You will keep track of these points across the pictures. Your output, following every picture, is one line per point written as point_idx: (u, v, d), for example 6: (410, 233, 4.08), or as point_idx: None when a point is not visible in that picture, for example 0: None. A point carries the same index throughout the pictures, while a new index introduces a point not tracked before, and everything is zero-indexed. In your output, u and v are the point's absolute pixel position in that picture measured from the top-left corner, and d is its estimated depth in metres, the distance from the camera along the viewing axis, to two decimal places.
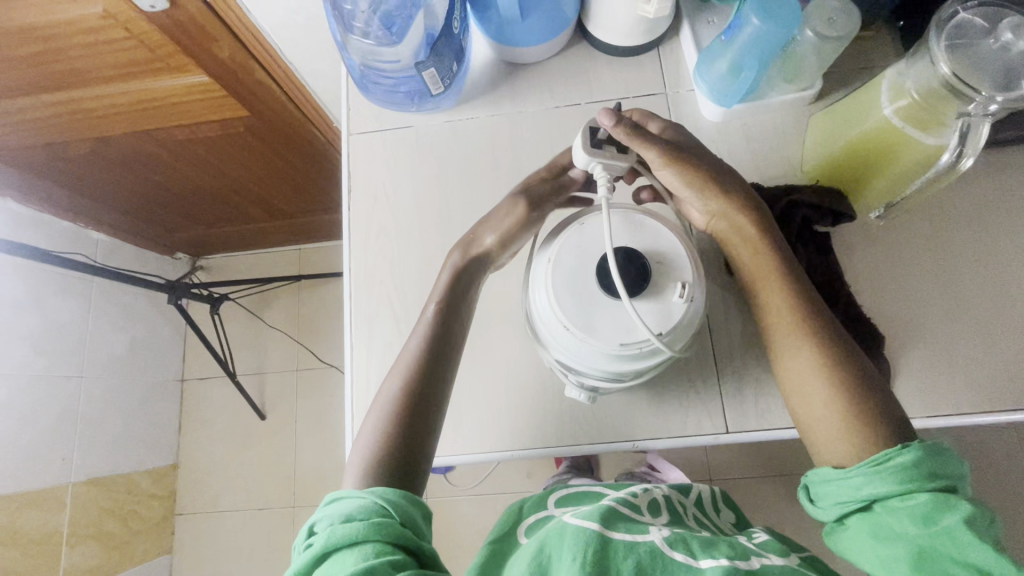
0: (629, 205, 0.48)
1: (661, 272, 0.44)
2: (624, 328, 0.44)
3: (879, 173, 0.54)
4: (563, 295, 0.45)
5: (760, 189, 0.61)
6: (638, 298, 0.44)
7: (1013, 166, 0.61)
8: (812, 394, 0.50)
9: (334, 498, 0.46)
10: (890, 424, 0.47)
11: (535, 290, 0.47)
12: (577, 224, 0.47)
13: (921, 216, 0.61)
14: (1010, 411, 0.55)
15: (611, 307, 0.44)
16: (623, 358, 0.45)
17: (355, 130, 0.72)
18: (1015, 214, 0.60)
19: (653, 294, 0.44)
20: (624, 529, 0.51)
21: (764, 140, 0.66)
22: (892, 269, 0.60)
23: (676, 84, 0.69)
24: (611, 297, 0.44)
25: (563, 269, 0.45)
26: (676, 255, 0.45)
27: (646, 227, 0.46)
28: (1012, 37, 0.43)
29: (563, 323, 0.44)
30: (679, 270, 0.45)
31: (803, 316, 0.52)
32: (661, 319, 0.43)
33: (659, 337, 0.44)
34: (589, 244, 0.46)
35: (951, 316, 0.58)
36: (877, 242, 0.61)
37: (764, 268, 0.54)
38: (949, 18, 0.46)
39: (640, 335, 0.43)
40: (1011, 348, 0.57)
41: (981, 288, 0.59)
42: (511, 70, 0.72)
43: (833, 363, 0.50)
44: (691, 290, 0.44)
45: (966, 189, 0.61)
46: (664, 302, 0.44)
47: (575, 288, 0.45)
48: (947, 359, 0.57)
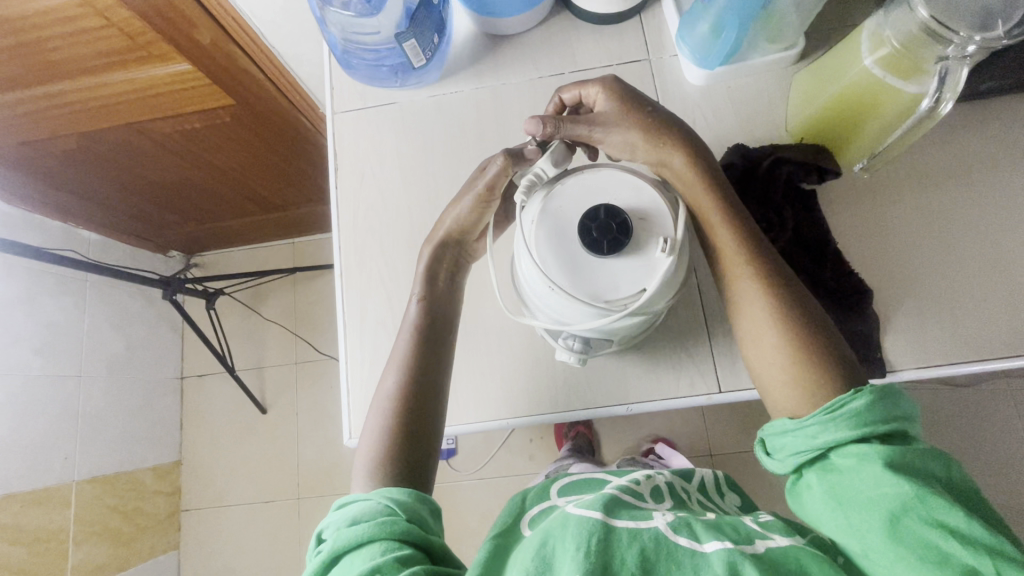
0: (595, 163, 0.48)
1: (643, 227, 0.45)
2: (609, 284, 0.44)
3: (863, 124, 0.55)
4: (543, 252, 0.45)
5: (745, 149, 0.61)
6: (621, 253, 0.44)
7: (995, 115, 0.62)
8: (777, 376, 0.50)
9: (344, 502, 0.48)
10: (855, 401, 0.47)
11: (521, 254, 0.47)
12: (557, 183, 0.47)
13: (906, 171, 0.61)
14: (996, 359, 0.56)
15: (595, 266, 0.44)
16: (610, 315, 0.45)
17: (339, 109, 0.72)
18: (1000, 165, 0.60)
19: (636, 249, 0.44)
20: (628, 516, 0.50)
21: (748, 102, 0.66)
22: (879, 224, 0.61)
23: (660, 50, 0.69)
24: (594, 257, 0.44)
25: (544, 228, 0.45)
26: (658, 209, 0.45)
27: (628, 183, 0.46)
28: None
29: (546, 281, 0.45)
30: (662, 225, 0.45)
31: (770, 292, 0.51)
32: (648, 273, 0.43)
33: (644, 293, 0.44)
34: (569, 201, 0.46)
35: (938, 268, 0.59)
36: (862, 197, 0.61)
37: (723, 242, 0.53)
38: None
39: (624, 292, 0.44)
40: (1000, 299, 0.57)
41: (967, 239, 0.59)
42: (493, 42, 0.71)
43: (799, 345, 0.49)
44: (675, 245, 0.44)
45: (951, 141, 0.62)
46: (648, 257, 0.44)
47: (558, 246, 0.45)
48: (939, 310, 0.58)
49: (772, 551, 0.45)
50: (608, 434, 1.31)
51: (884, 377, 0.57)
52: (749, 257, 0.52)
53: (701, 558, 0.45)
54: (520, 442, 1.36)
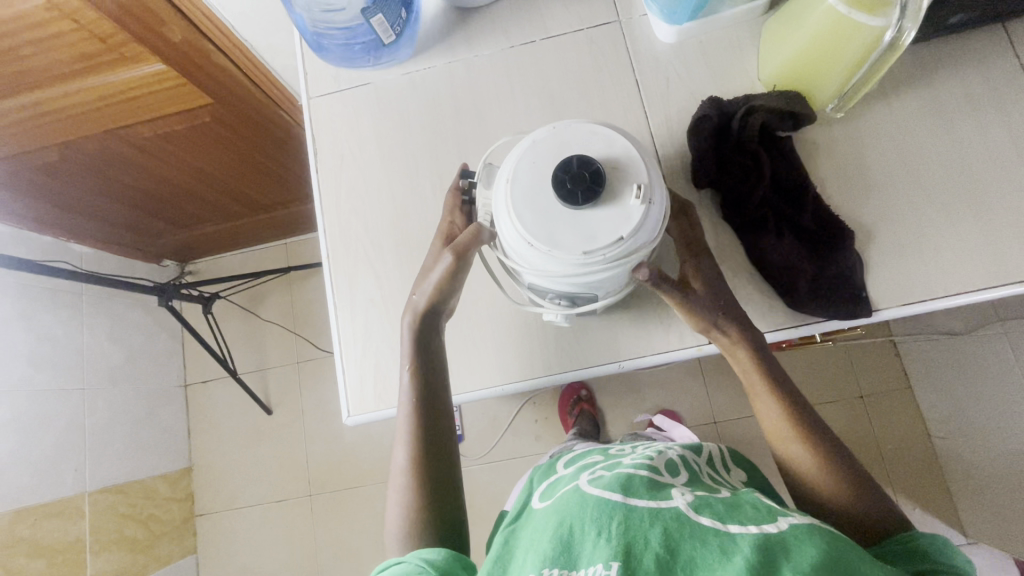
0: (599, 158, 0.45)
1: (616, 175, 0.45)
2: (587, 235, 0.44)
3: (830, 67, 0.55)
4: (522, 210, 0.45)
5: (718, 103, 0.62)
6: (597, 202, 0.44)
7: (965, 50, 0.62)
8: (816, 489, 0.55)
9: (382, 569, 0.49)
10: (883, 506, 0.53)
11: (500, 217, 0.48)
12: (529, 141, 0.47)
13: (882, 112, 0.62)
14: (977, 290, 0.56)
15: (572, 218, 0.44)
16: (591, 265, 0.45)
17: (314, 93, 0.72)
18: (973, 98, 0.61)
19: (611, 198, 0.44)
20: (647, 496, 0.48)
21: (720, 55, 0.66)
22: (859, 167, 0.61)
23: (629, 11, 0.69)
24: (570, 209, 0.44)
25: (521, 186, 0.46)
26: (630, 157, 0.45)
27: (599, 134, 0.46)
28: None
29: (527, 240, 0.45)
30: (634, 171, 0.45)
31: (797, 422, 0.57)
32: (625, 221, 0.44)
33: (621, 242, 0.44)
34: (542, 156, 0.46)
35: (919, 206, 0.59)
36: (838, 142, 0.62)
37: (755, 381, 0.58)
38: None
39: (601, 243, 0.44)
40: (980, 232, 0.58)
41: (944, 175, 0.59)
42: (462, 16, 0.71)
43: (828, 462, 0.55)
44: (648, 192, 0.44)
45: (924, 80, 0.62)
46: (623, 205, 0.44)
47: (536, 201, 0.45)
48: (922, 246, 0.58)
49: (796, 531, 0.43)
50: (612, 409, 1.32)
51: (868, 316, 0.58)
52: (788, 408, 0.57)
53: (727, 537, 0.43)
54: (526, 423, 1.38)
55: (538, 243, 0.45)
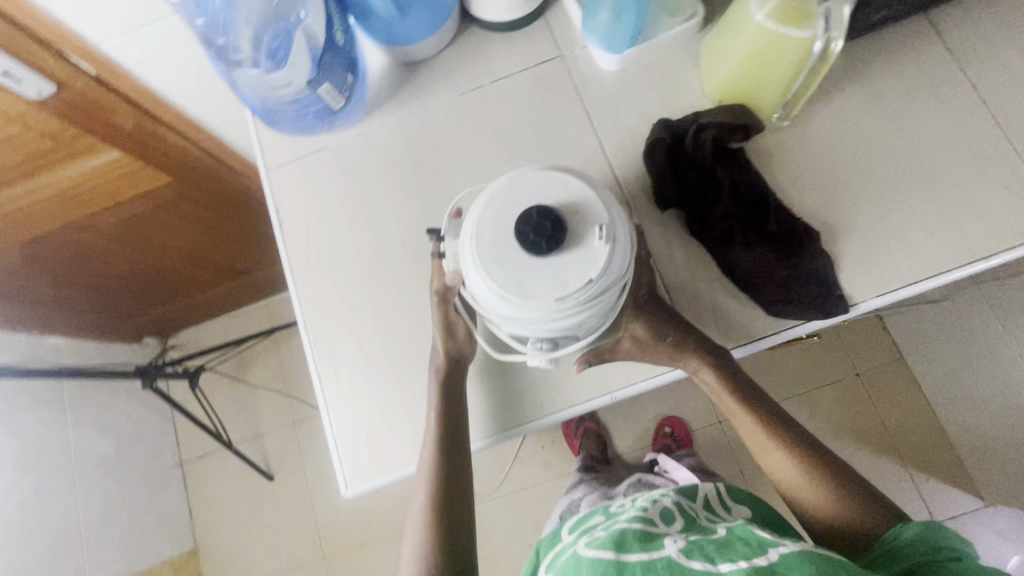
0: (559, 203, 0.46)
1: (578, 219, 0.45)
2: (557, 283, 0.44)
3: (769, 79, 0.57)
4: (490, 265, 0.45)
5: (668, 123, 0.63)
6: (562, 248, 0.45)
7: (893, 43, 0.65)
8: (805, 497, 0.58)
9: None
10: (870, 502, 0.56)
11: (469, 273, 0.47)
12: (488, 195, 0.47)
13: (827, 111, 0.63)
14: (943, 272, 0.58)
15: (540, 267, 0.44)
16: (565, 311, 0.46)
17: (272, 165, 0.72)
18: (908, 88, 0.63)
19: (576, 242, 0.45)
20: (639, 552, 0.48)
21: (665, 76, 0.67)
22: (814, 167, 0.62)
23: (570, 45, 0.70)
24: (537, 258, 0.44)
25: (485, 241, 0.45)
26: (589, 199, 0.46)
27: (556, 180, 0.47)
28: None
29: (499, 294, 0.45)
30: (595, 212, 0.45)
31: (775, 436, 0.60)
32: (592, 262, 0.44)
33: (592, 284, 0.44)
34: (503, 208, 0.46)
35: (876, 197, 0.61)
36: (790, 146, 0.63)
37: (730, 404, 0.61)
38: None
39: (572, 288, 0.44)
40: (936, 215, 0.60)
41: (894, 164, 0.61)
42: (408, 70, 0.72)
43: (811, 469, 0.58)
44: (610, 231, 0.45)
45: (860, 76, 0.64)
46: (588, 247, 0.45)
47: (502, 255, 0.45)
48: (885, 236, 0.60)
49: (784, 558, 0.43)
50: (615, 426, 1.31)
51: (846, 312, 0.59)
52: (764, 423, 0.60)
53: None
54: (533, 451, 1.36)
55: (510, 296, 0.45)
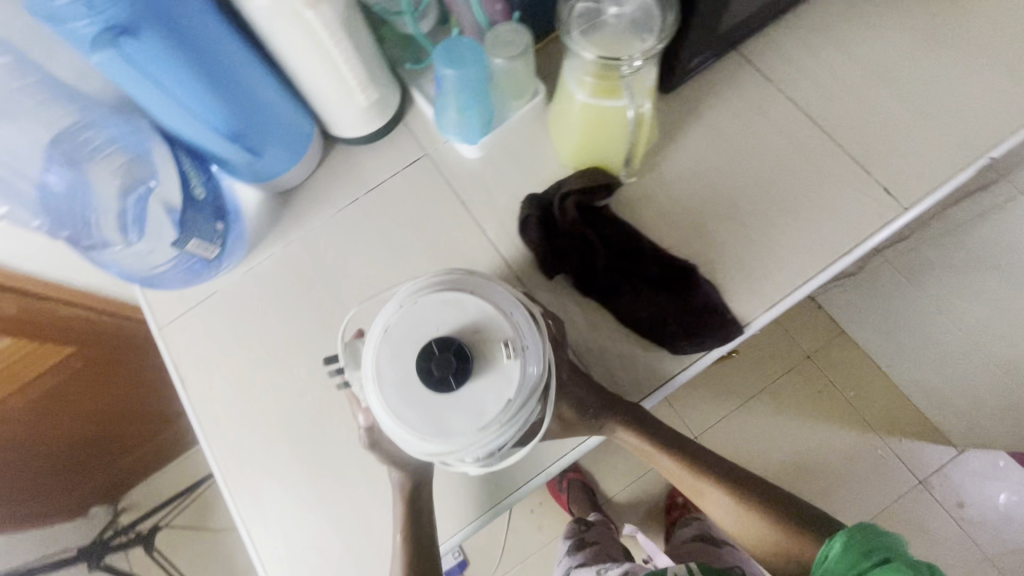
0: (459, 328, 0.48)
1: (482, 339, 0.48)
2: (476, 409, 0.46)
3: (606, 143, 0.61)
4: (400, 407, 0.47)
5: (536, 196, 0.66)
6: (474, 374, 0.47)
7: (717, 79, 0.71)
8: (746, 531, 0.61)
9: None
10: (806, 525, 0.58)
11: (386, 416, 0.48)
12: (382, 330, 0.49)
13: (676, 152, 0.68)
14: (814, 275, 0.63)
15: (456, 398, 0.46)
16: (492, 433, 0.47)
17: (162, 321, 0.70)
18: (739, 117, 0.70)
19: (487, 364, 0.47)
20: None
21: (526, 152, 0.71)
22: (679, 205, 0.66)
23: (433, 141, 0.73)
24: (450, 391, 0.46)
25: (396, 383, 0.47)
26: (488, 317, 0.49)
27: (452, 303, 0.49)
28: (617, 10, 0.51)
29: (422, 434, 0.47)
30: (498, 330, 0.48)
31: (701, 476, 0.63)
32: (505, 383, 0.47)
33: (512, 402, 0.47)
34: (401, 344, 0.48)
35: (740, 220, 0.65)
36: (652, 190, 0.67)
37: (655, 457, 0.65)
38: (573, 11, 0.53)
39: (489, 411, 0.47)
40: (795, 224, 0.65)
41: (747, 186, 0.66)
42: (283, 198, 0.72)
43: (741, 504, 0.61)
44: (516, 344, 0.48)
45: (696, 114, 0.70)
46: (499, 366, 0.47)
47: (415, 394, 0.47)
48: (758, 253, 0.64)
49: None
50: (595, 469, 1.29)
51: (742, 333, 0.62)
52: (690, 467, 0.64)
53: None
54: (524, 518, 1.30)
55: (434, 433, 0.46)
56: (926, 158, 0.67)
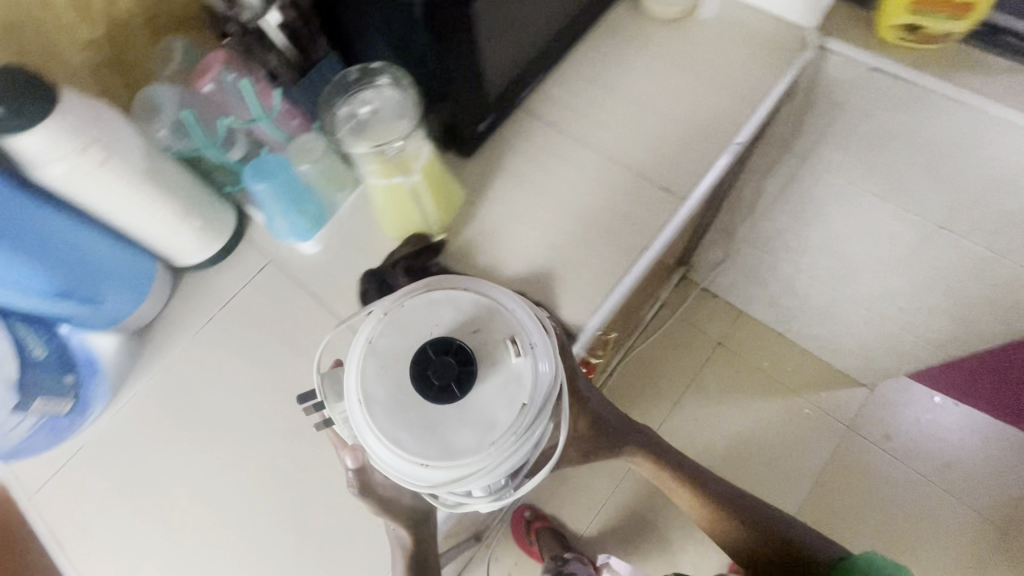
0: (463, 339, 0.56)
1: (485, 345, 0.56)
2: (486, 419, 0.53)
3: (410, 212, 0.70)
4: (408, 432, 0.52)
5: (372, 272, 0.72)
6: (483, 382, 0.54)
7: (508, 133, 0.82)
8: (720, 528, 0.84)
9: None
10: (761, 523, 0.83)
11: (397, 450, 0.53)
12: (388, 358, 0.55)
13: (487, 203, 0.78)
14: (624, 277, 0.72)
15: (463, 412, 0.53)
16: (506, 444, 0.53)
17: (31, 492, 0.68)
18: (533, 159, 0.80)
19: (495, 367, 0.55)
20: None
21: (360, 235, 0.78)
22: (498, 248, 0.75)
23: (274, 247, 0.79)
24: (456, 404, 0.53)
25: (405, 405, 0.53)
26: (488, 328, 0.56)
27: (443, 322, 0.56)
28: (374, 110, 0.64)
29: (430, 458, 0.52)
30: (500, 336, 0.56)
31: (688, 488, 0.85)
32: (513, 390, 0.54)
33: (525, 406, 0.53)
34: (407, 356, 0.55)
35: (552, 247, 0.74)
36: (474, 241, 0.76)
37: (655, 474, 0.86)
38: (341, 118, 0.65)
39: (497, 423, 0.53)
40: (598, 238, 0.74)
41: (552, 217, 0.76)
42: (139, 337, 0.74)
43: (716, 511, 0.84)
44: (522, 345, 0.55)
45: (497, 167, 0.80)
46: (507, 368, 0.55)
47: (423, 411, 0.53)
48: (573, 271, 0.73)
49: None
50: None
51: (576, 343, 0.69)
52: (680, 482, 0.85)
53: None
54: None
55: (441, 455, 0.52)
56: (690, 152, 0.78)
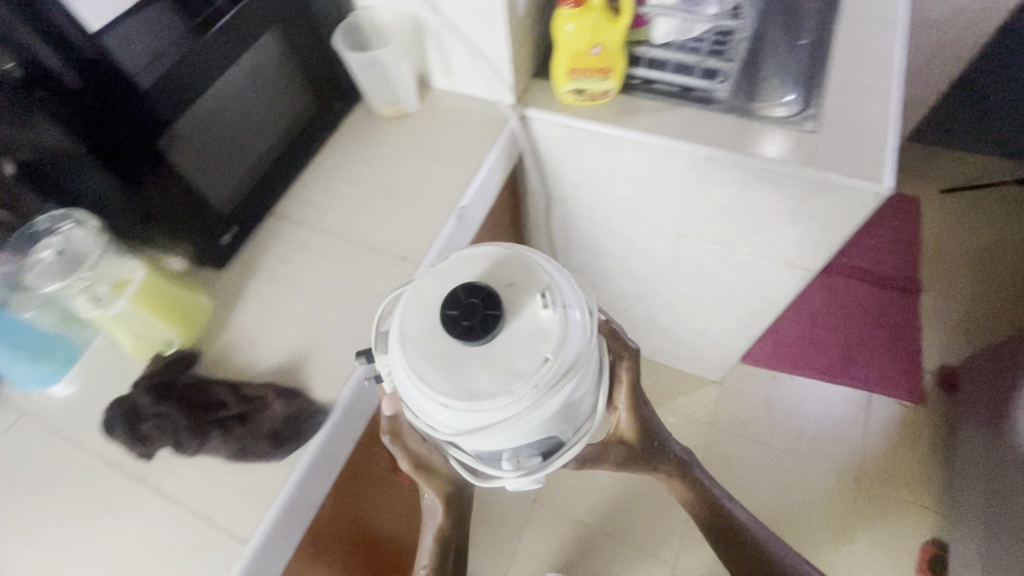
0: (499, 282, 0.52)
1: (516, 292, 0.51)
2: (503, 368, 0.49)
3: (138, 334, 0.75)
4: (423, 370, 0.50)
5: (120, 400, 0.73)
6: (502, 328, 0.50)
7: (262, 241, 0.89)
8: None
9: None
10: None
11: (405, 388, 0.52)
12: (408, 292, 0.54)
13: (243, 308, 0.83)
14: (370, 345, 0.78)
15: (485, 360, 0.49)
16: (525, 401, 0.49)
17: None
18: (286, 259, 0.87)
19: (514, 315, 0.50)
20: None
21: (116, 366, 0.79)
22: (254, 346, 0.79)
23: (26, 398, 0.78)
24: (477, 350, 0.49)
25: (416, 344, 0.50)
26: (524, 274, 0.52)
27: (480, 260, 0.53)
28: (50, 252, 0.70)
29: (442, 400, 0.49)
30: (534, 283, 0.52)
31: None
32: (537, 343, 0.49)
33: (548, 362, 0.48)
34: (424, 304, 0.52)
35: (305, 334, 0.80)
36: (231, 345, 0.80)
37: None
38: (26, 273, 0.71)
39: (522, 381, 0.48)
40: (346, 317, 0.81)
41: (304, 306, 0.82)
42: None
43: None
44: (555, 299, 0.50)
45: (252, 273, 0.86)
46: (535, 318, 0.50)
47: (433, 350, 0.50)
48: (324, 351, 0.78)
49: None
50: None
51: (328, 418, 0.73)
52: None
53: None
54: None
55: (456, 399, 0.49)
56: (420, 222, 0.89)
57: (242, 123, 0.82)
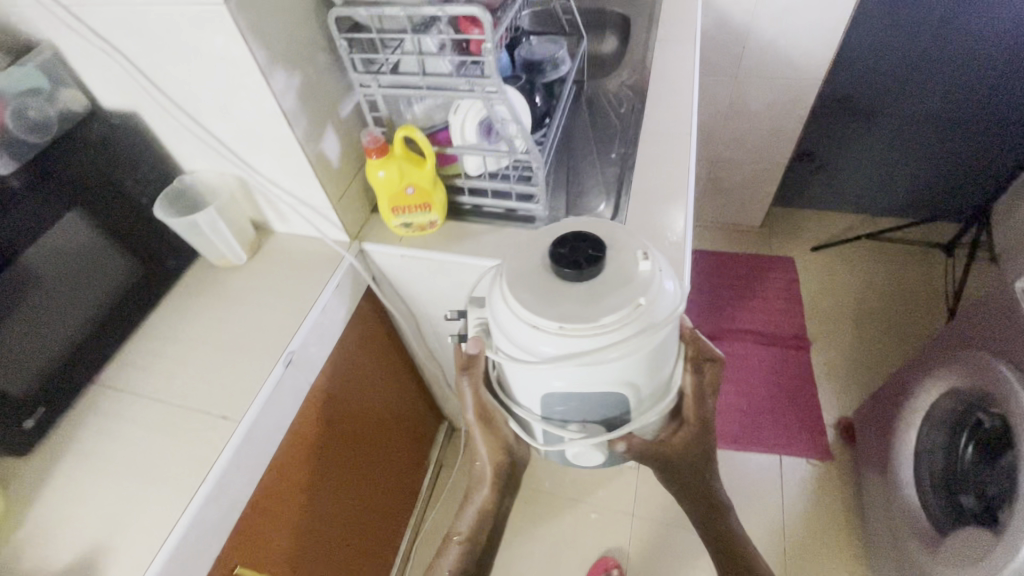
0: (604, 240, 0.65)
1: (618, 250, 0.64)
2: (594, 303, 0.60)
3: None
4: (524, 292, 0.62)
5: None
6: (600, 272, 0.62)
7: (75, 416, 0.85)
8: None
9: None
10: None
11: (501, 307, 0.65)
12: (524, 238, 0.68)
13: (44, 498, 0.77)
14: (176, 522, 0.73)
15: (582, 293, 0.61)
16: (610, 332, 0.59)
17: None
18: (98, 434, 0.83)
19: (614, 263, 0.63)
20: None
21: None
22: (48, 544, 0.73)
23: None
24: (573, 284, 0.61)
25: (526, 274, 0.64)
26: (624, 241, 0.65)
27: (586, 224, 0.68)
28: None
29: (533, 320, 0.61)
30: (636, 246, 0.64)
31: None
32: (631, 289, 0.60)
33: (638, 305, 0.60)
34: (533, 250, 0.66)
35: (107, 520, 0.74)
36: (22, 546, 0.73)
37: None
38: None
39: (610, 316, 0.59)
40: (155, 492, 0.76)
41: (111, 487, 0.77)
42: None
43: None
44: (651, 257, 0.63)
45: (58, 456, 0.81)
46: (631, 266, 0.62)
47: (540, 280, 0.63)
48: (124, 538, 0.73)
49: None
50: None
51: None
52: None
53: None
54: None
55: (548, 321, 0.60)
56: (247, 375, 0.87)
57: (64, 306, 0.82)
